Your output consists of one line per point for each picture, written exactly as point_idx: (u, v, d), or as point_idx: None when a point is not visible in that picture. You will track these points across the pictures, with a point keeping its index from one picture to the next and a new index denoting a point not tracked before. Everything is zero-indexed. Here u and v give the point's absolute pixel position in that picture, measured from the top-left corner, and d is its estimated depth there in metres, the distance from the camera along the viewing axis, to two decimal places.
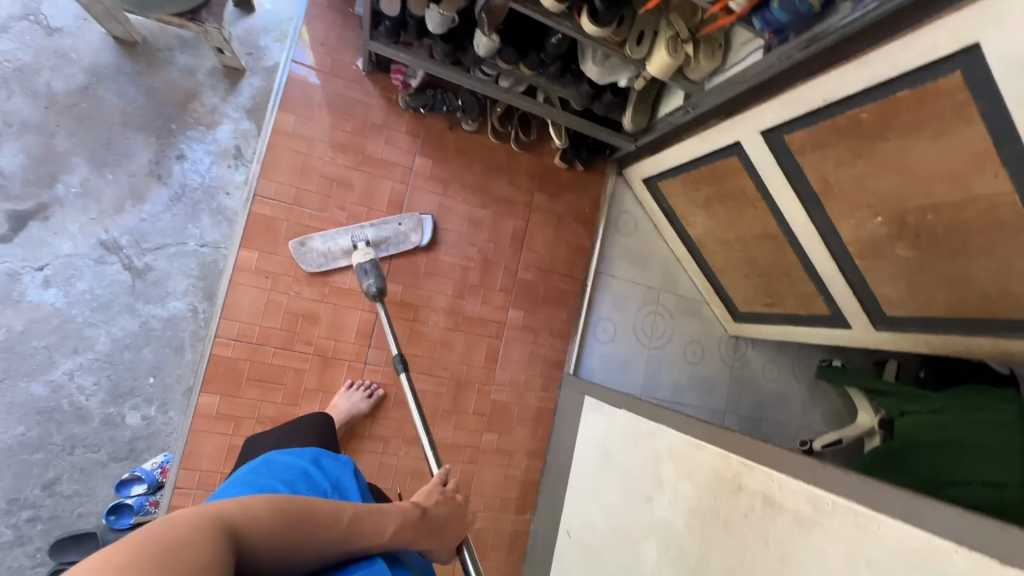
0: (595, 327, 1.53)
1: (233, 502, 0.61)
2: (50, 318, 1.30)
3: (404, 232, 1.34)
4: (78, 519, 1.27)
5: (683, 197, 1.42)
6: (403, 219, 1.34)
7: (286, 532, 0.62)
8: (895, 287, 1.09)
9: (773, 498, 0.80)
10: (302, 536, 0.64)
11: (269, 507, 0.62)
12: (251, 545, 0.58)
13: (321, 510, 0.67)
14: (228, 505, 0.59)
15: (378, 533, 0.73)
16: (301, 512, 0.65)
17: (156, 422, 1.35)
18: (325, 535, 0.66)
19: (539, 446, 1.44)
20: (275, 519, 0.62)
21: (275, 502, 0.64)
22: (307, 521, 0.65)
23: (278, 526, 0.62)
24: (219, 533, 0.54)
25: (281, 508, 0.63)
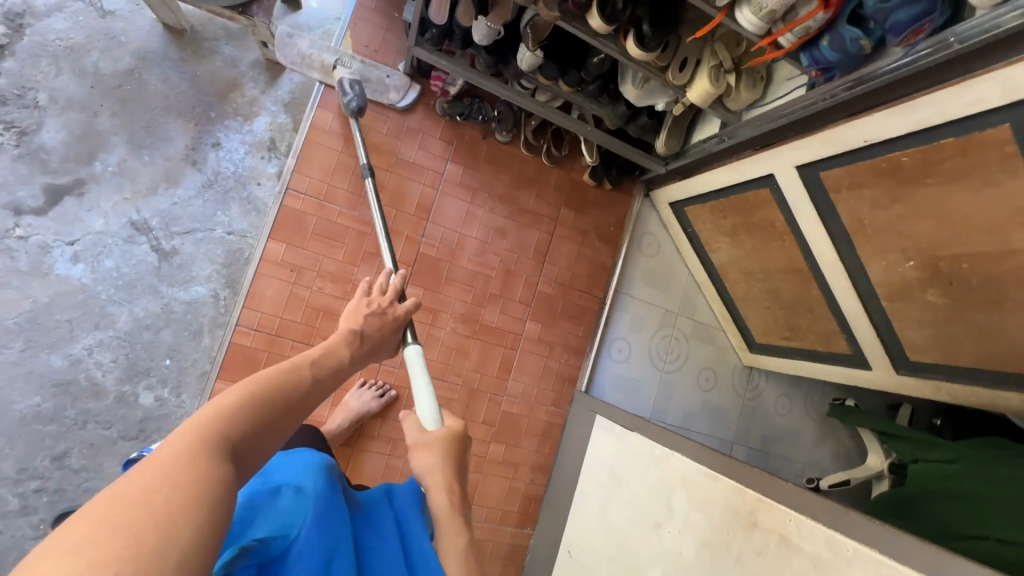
0: (610, 346, 1.52)
1: (207, 407, 0.50)
2: (75, 293, 1.32)
3: (387, 85, 1.37)
4: (83, 495, 1.28)
5: (709, 224, 1.42)
6: (390, 74, 1.37)
7: (269, 415, 0.54)
8: (921, 333, 1.08)
9: (790, 539, 0.80)
10: (291, 408, 0.56)
11: (240, 404, 0.51)
12: (245, 443, 0.50)
13: (287, 381, 0.57)
14: (213, 418, 0.49)
15: (341, 362, 0.68)
16: (269, 391, 0.55)
17: (168, 404, 1.35)
18: (303, 402, 0.59)
19: (545, 461, 1.43)
20: (251, 408, 0.52)
21: (253, 394, 0.53)
22: (285, 398, 0.56)
23: (259, 411, 0.53)
24: (200, 460, 0.44)
25: (257, 402, 0.53)
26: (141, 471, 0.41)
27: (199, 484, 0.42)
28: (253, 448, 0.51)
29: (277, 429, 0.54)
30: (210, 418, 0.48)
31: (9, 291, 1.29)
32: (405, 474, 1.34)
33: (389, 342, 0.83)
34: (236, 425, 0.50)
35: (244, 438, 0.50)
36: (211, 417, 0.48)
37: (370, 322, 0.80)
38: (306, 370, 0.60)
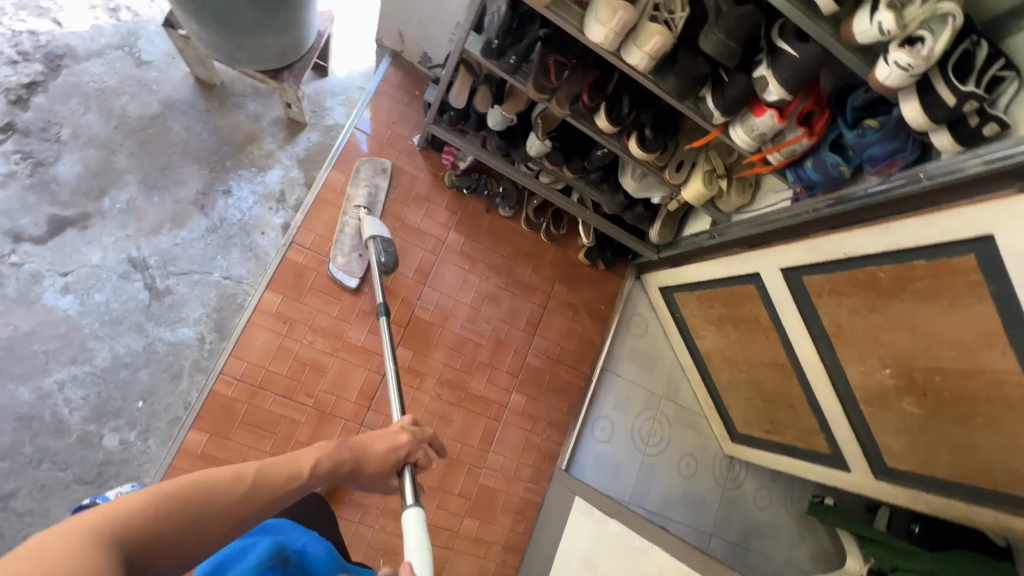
0: (593, 425, 1.51)
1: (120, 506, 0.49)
2: (58, 324, 1.30)
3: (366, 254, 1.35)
4: (22, 541, 1.20)
5: (697, 312, 1.47)
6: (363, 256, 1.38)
7: (195, 516, 0.53)
8: (898, 441, 1.10)
9: None
10: (211, 518, 0.54)
11: (157, 502, 0.51)
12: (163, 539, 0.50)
13: (229, 479, 0.57)
14: (115, 522, 0.47)
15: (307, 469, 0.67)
16: (204, 489, 0.55)
17: (132, 448, 1.30)
18: (229, 512, 0.56)
19: (519, 542, 1.37)
20: (182, 502, 0.52)
21: (173, 496, 0.52)
22: (214, 501, 0.55)
23: (191, 507, 0.53)
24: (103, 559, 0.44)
25: (193, 492, 0.54)
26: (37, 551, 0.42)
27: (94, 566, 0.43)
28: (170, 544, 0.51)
29: (185, 536, 0.52)
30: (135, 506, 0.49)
31: None
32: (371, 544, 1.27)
33: (380, 464, 0.79)
34: (150, 522, 0.49)
35: (157, 537, 0.50)
36: (136, 510, 0.49)
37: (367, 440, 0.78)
38: (254, 473, 0.59)
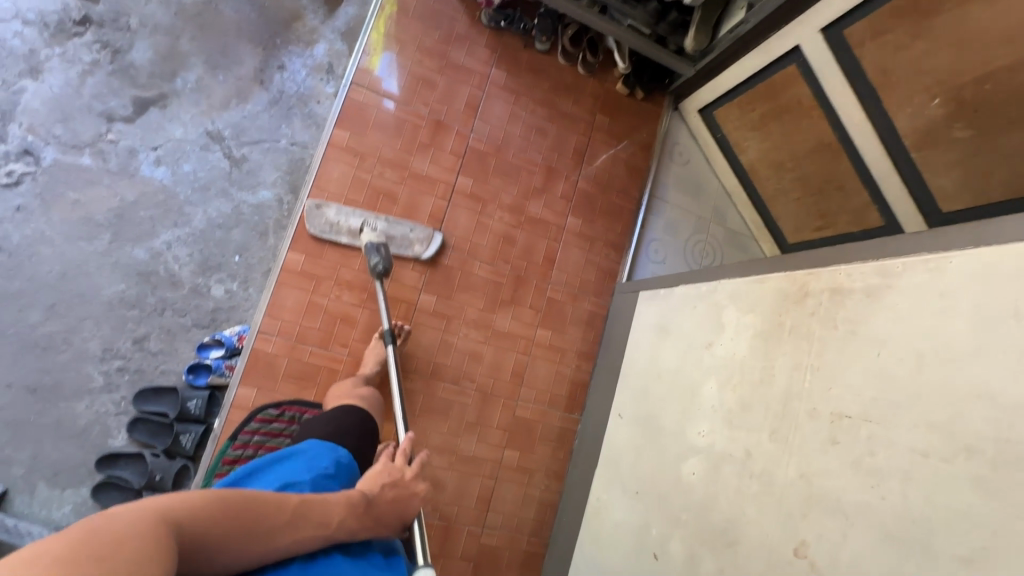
0: (647, 247, 1.60)
1: (187, 496, 0.60)
2: (158, 193, 1.45)
3: (411, 240, 1.34)
4: (160, 375, 1.39)
5: (738, 121, 1.51)
6: (415, 227, 1.35)
7: (233, 529, 0.62)
8: (951, 178, 1.13)
9: (842, 288, 0.77)
10: (246, 529, 0.63)
11: (215, 504, 0.61)
12: (202, 545, 0.58)
13: (268, 505, 0.66)
14: (180, 500, 0.58)
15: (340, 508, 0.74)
16: (243, 508, 0.63)
17: (236, 296, 1.47)
18: (269, 535, 0.65)
19: (590, 349, 1.49)
20: (220, 515, 0.61)
21: (229, 498, 0.63)
22: (258, 511, 0.64)
23: (223, 518, 0.61)
24: (163, 538, 0.52)
25: (223, 503, 0.62)
26: (111, 522, 0.50)
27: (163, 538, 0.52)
28: (208, 550, 0.59)
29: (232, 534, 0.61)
30: (181, 505, 0.58)
31: (100, 188, 1.42)
32: (459, 351, 1.37)
33: (399, 512, 0.85)
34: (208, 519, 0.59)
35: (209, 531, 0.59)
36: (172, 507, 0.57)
37: (379, 495, 0.83)
38: (294, 499, 0.69)
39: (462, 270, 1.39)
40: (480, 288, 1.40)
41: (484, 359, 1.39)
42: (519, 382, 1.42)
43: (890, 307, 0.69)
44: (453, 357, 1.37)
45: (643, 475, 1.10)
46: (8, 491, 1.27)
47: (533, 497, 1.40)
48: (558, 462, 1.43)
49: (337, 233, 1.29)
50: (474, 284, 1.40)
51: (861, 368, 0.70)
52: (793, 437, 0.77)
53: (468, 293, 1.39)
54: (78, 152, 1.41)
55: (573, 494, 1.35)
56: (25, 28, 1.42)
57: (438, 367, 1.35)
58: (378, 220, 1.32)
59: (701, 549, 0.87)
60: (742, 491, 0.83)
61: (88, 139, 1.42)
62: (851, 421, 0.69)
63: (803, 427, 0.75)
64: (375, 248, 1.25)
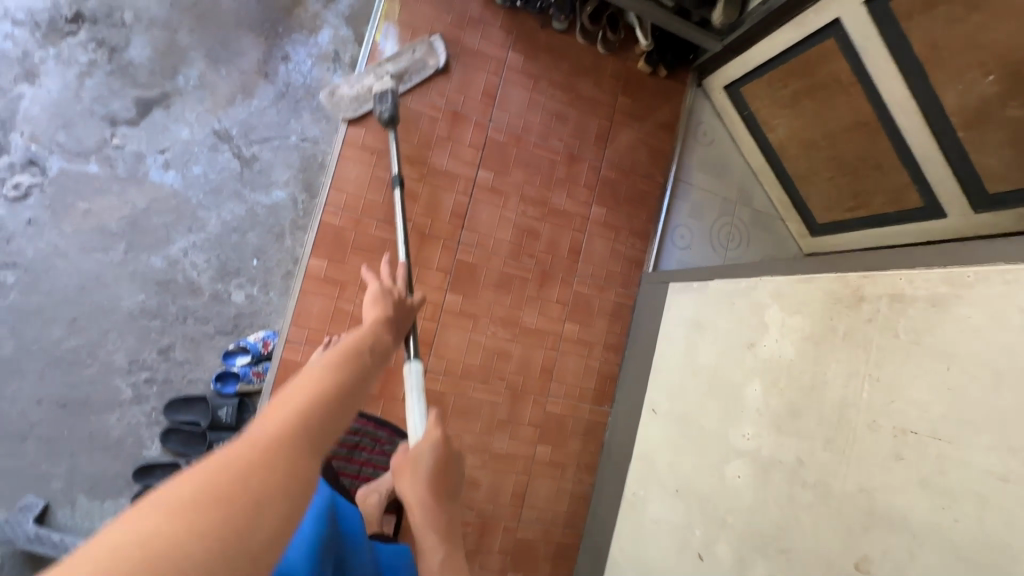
0: (673, 232, 1.56)
1: (292, 393, 0.48)
2: (169, 198, 1.41)
3: (419, 58, 1.32)
4: (188, 384, 1.39)
5: (768, 99, 1.44)
6: (415, 46, 1.31)
7: (357, 393, 0.54)
8: (1001, 158, 1.08)
9: (903, 295, 0.74)
10: (363, 393, 0.54)
11: (328, 386, 0.50)
12: (341, 419, 0.50)
13: (365, 368, 0.57)
14: (289, 403, 0.46)
15: (384, 349, 0.69)
16: (354, 376, 0.54)
17: (258, 301, 1.44)
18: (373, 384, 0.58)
19: (618, 341, 1.47)
20: (338, 389, 0.51)
21: (328, 375, 0.52)
22: (364, 378, 0.56)
23: (342, 393, 0.51)
24: (296, 441, 0.43)
25: (334, 383, 0.51)
26: (231, 464, 0.38)
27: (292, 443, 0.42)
28: (347, 423, 0.51)
29: (357, 400, 0.53)
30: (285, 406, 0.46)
31: (110, 196, 1.37)
32: (487, 349, 1.35)
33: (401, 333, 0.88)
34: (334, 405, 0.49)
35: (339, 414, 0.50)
36: (286, 415, 0.45)
37: (394, 308, 0.91)
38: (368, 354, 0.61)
39: (487, 266, 1.36)
40: (506, 284, 1.37)
41: (512, 356, 1.37)
42: (548, 378, 1.40)
43: (960, 319, 0.67)
44: (481, 356, 1.35)
45: (682, 473, 1.09)
46: (49, 506, 1.28)
47: (565, 490, 1.41)
48: (589, 455, 1.43)
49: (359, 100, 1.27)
50: (500, 281, 1.37)
51: (927, 382, 0.68)
52: (851, 449, 0.75)
53: (494, 290, 1.36)
54: (85, 160, 1.36)
55: (607, 487, 1.36)
56: (15, 29, 1.34)
57: (467, 367, 1.34)
58: (381, 66, 1.28)
59: (751, 555, 0.87)
60: (795, 500, 0.82)
61: (93, 145, 1.37)
62: (917, 437, 0.67)
63: (862, 439, 0.74)
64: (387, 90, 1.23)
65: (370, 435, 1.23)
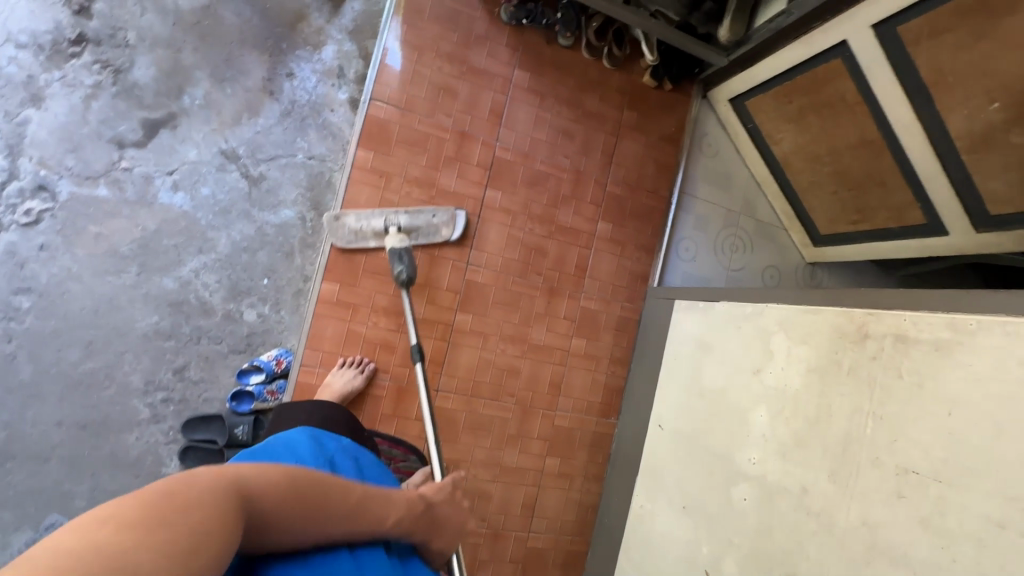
0: (678, 245, 1.58)
1: (256, 467, 0.63)
2: (178, 220, 1.42)
3: (436, 225, 1.32)
4: (204, 403, 1.41)
5: (773, 113, 1.45)
6: (436, 211, 1.31)
7: (302, 514, 0.64)
8: (1005, 180, 1.10)
9: (906, 336, 0.77)
10: (307, 517, 0.65)
11: (283, 480, 0.64)
12: (271, 517, 0.61)
13: (334, 494, 0.69)
14: (246, 469, 0.62)
15: (385, 508, 0.77)
16: (313, 494, 0.66)
17: (269, 319, 1.46)
18: (328, 524, 0.67)
19: (624, 354, 1.50)
20: (288, 491, 0.64)
21: (295, 473, 0.66)
22: (323, 496, 0.68)
23: (288, 498, 0.64)
24: (224, 500, 0.55)
25: (290, 478, 0.65)
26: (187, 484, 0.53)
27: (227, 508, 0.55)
28: (274, 527, 0.62)
29: (297, 514, 0.64)
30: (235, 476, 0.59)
31: (121, 219, 1.38)
32: (497, 366, 1.38)
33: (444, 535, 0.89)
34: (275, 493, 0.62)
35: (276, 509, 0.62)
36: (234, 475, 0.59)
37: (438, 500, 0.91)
38: (355, 493, 0.72)
39: (496, 285, 1.38)
40: (514, 302, 1.39)
41: (521, 373, 1.40)
42: (556, 393, 1.44)
43: (962, 365, 0.69)
44: (491, 373, 1.38)
45: (689, 490, 1.13)
46: None
47: (574, 500, 1.45)
48: (596, 466, 1.47)
49: (363, 238, 1.26)
50: (509, 298, 1.39)
51: (930, 424, 0.71)
52: (855, 483, 0.78)
53: (503, 308, 1.38)
54: (94, 183, 1.37)
55: (614, 498, 1.40)
56: (19, 53, 1.34)
57: (477, 385, 1.37)
58: (399, 215, 1.28)
59: None
60: (799, 527, 0.86)
61: (102, 168, 1.37)
62: (919, 478, 0.70)
63: (866, 475, 0.77)
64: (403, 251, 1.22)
65: (385, 454, 1.26)
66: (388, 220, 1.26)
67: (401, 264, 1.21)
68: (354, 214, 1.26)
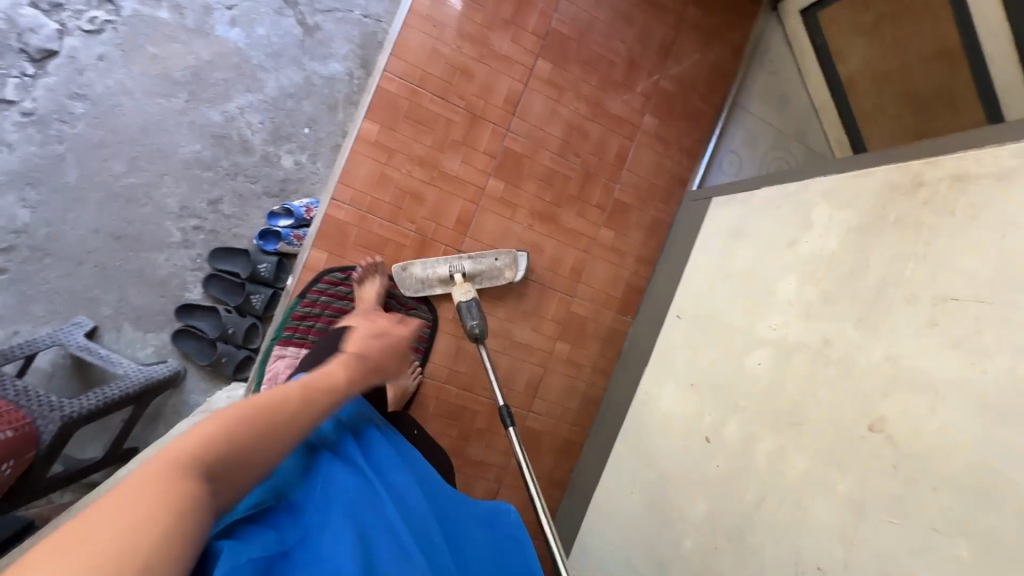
0: (722, 157, 1.54)
1: (188, 432, 0.57)
2: (232, 55, 1.44)
3: (500, 267, 1.31)
4: (233, 238, 1.44)
5: (846, 25, 1.36)
6: (499, 254, 1.30)
7: (253, 429, 0.61)
8: None
9: (966, 175, 0.73)
10: (272, 430, 0.63)
11: (222, 427, 0.58)
12: (229, 462, 0.57)
13: (275, 406, 0.65)
14: (188, 438, 0.56)
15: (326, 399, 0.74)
16: (254, 410, 0.63)
17: (305, 169, 1.48)
18: (289, 424, 0.65)
19: (650, 255, 1.48)
20: (235, 428, 0.59)
21: (234, 415, 0.60)
22: (269, 409, 0.64)
23: (240, 435, 0.59)
24: (176, 479, 0.50)
25: (231, 422, 0.59)
26: (129, 486, 0.48)
27: (156, 510, 0.46)
28: (238, 462, 0.58)
29: (255, 438, 0.60)
30: (147, 482, 0.49)
31: (177, 45, 1.42)
32: (521, 240, 1.37)
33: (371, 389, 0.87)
34: (227, 443, 0.57)
35: (231, 451, 0.57)
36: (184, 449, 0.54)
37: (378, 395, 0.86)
38: (287, 390, 0.69)
39: (533, 158, 1.36)
40: (549, 179, 1.38)
41: (544, 250, 1.39)
42: (576, 280, 1.42)
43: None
44: (514, 245, 1.37)
45: (700, 368, 1.10)
46: (97, 328, 1.37)
47: (578, 390, 1.45)
48: (606, 360, 1.46)
49: (431, 286, 1.28)
50: (544, 173, 1.38)
51: (981, 250, 0.67)
52: (885, 323, 0.75)
53: (537, 183, 1.37)
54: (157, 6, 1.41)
55: (618, 387, 1.39)
56: None
57: None
58: (462, 259, 1.28)
59: (761, 431, 0.89)
60: (814, 377, 0.83)
61: None
62: (958, 303, 0.68)
63: (897, 313, 0.74)
64: (474, 304, 1.18)
65: (396, 299, 1.32)
66: (453, 267, 1.27)
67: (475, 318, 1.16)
68: (420, 262, 1.27)
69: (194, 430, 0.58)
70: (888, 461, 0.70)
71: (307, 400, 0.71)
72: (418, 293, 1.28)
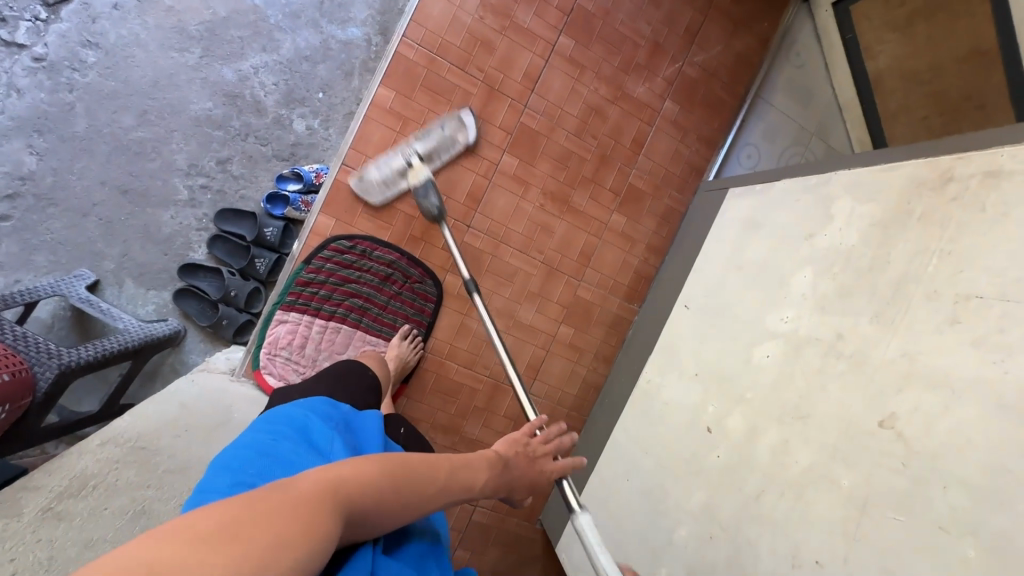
0: (740, 149, 1.52)
1: (351, 461, 0.58)
2: (248, 13, 1.41)
3: (449, 136, 1.27)
4: (240, 201, 1.43)
5: (878, 20, 1.30)
6: (443, 122, 1.25)
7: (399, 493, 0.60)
8: None
9: (999, 172, 0.70)
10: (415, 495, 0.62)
11: (379, 473, 0.58)
12: (364, 514, 0.56)
13: (425, 473, 0.64)
14: (343, 466, 0.56)
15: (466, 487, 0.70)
16: (402, 470, 0.61)
17: (317, 134, 1.46)
18: (425, 490, 0.63)
19: (661, 244, 1.46)
20: (381, 479, 0.58)
21: (386, 462, 0.60)
22: (416, 473, 0.63)
23: (383, 489, 0.58)
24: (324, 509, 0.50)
25: (386, 473, 0.59)
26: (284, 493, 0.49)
27: (303, 532, 0.47)
28: (375, 514, 0.57)
29: (398, 497, 0.59)
30: (300, 498, 0.49)
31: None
32: (531, 219, 1.35)
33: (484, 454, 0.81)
34: (378, 491, 0.57)
35: (375, 501, 0.57)
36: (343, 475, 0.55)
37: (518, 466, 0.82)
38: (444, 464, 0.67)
39: (549, 137, 1.34)
40: (564, 159, 1.36)
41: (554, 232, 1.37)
42: (585, 264, 1.41)
43: None
44: (524, 224, 1.35)
45: (705, 358, 1.09)
46: (100, 282, 1.36)
47: (579, 374, 1.44)
48: (610, 347, 1.45)
49: (395, 183, 1.24)
50: (560, 153, 1.35)
51: (1011, 248, 0.65)
52: (902, 319, 0.74)
53: (552, 163, 1.35)
54: None
55: (620, 375, 1.38)
56: None
57: (508, 232, 1.34)
58: (411, 147, 1.23)
59: (765, 424, 0.88)
60: (824, 371, 0.81)
61: None
62: (981, 301, 0.66)
63: (917, 309, 0.72)
64: (432, 184, 1.18)
65: (402, 272, 1.30)
66: (406, 155, 1.22)
67: (433, 196, 1.17)
68: (374, 165, 1.22)
69: (358, 460, 0.58)
70: (897, 457, 0.68)
71: (451, 479, 0.67)
72: (387, 197, 1.25)
